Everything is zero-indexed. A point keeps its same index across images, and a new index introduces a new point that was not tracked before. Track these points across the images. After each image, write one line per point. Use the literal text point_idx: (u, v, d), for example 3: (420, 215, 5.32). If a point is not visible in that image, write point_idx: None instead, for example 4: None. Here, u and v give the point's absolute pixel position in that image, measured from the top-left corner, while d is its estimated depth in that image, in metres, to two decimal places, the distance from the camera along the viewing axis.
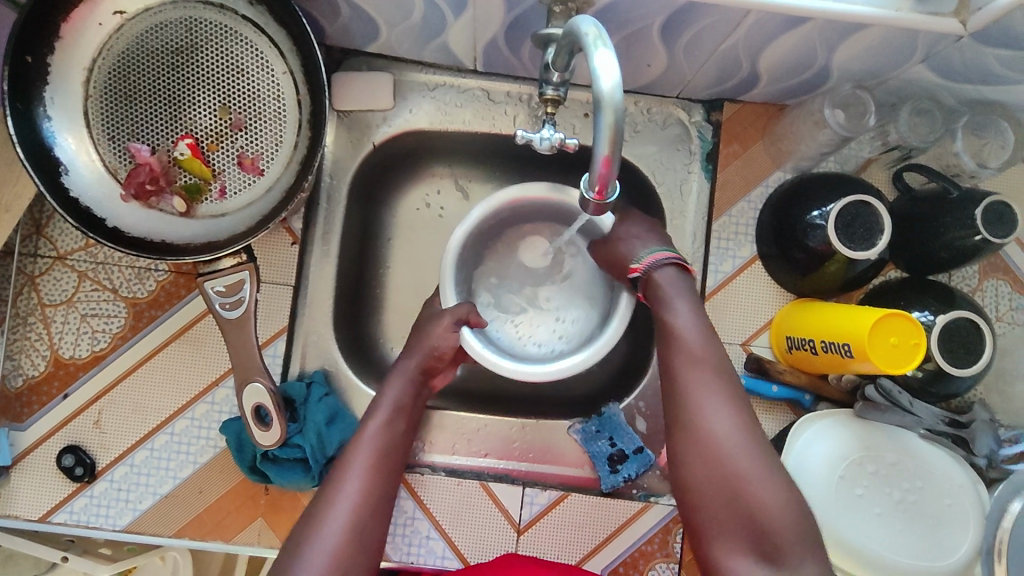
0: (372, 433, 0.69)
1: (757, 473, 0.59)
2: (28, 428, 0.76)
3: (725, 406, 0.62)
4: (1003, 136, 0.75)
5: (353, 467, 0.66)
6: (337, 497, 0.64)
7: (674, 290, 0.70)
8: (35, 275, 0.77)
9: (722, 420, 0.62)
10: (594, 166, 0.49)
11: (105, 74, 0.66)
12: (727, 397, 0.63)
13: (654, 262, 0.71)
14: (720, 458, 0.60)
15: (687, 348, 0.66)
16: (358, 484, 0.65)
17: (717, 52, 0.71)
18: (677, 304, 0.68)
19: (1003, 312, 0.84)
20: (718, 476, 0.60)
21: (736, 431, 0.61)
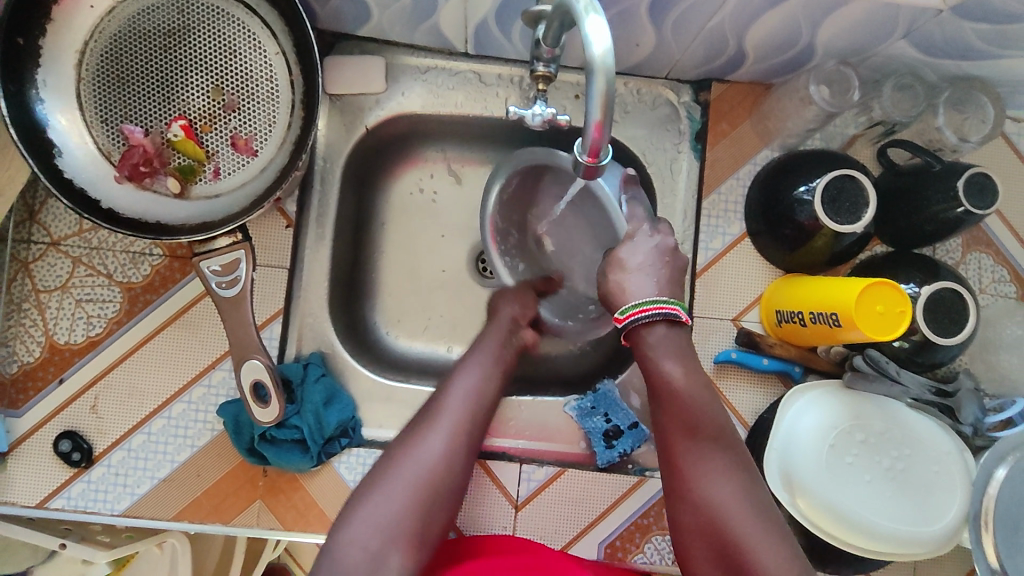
0: (464, 387, 0.70)
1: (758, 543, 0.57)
2: (25, 414, 0.76)
3: (719, 473, 0.61)
4: (983, 111, 0.78)
5: (446, 412, 0.67)
6: (428, 435, 0.65)
7: (661, 345, 0.67)
8: (29, 261, 0.78)
9: (720, 486, 0.61)
10: (588, 133, 0.50)
11: (97, 56, 0.66)
12: (724, 462, 0.62)
13: (640, 314, 0.68)
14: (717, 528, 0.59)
15: (679, 412, 0.65)
16: (447, 428, 0.65)
17: (704, 30, 0.73)
18: (665, 362, 0.67)
19: (986, 284, 0.86)
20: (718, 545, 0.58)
21: (733, 499, 0.60)
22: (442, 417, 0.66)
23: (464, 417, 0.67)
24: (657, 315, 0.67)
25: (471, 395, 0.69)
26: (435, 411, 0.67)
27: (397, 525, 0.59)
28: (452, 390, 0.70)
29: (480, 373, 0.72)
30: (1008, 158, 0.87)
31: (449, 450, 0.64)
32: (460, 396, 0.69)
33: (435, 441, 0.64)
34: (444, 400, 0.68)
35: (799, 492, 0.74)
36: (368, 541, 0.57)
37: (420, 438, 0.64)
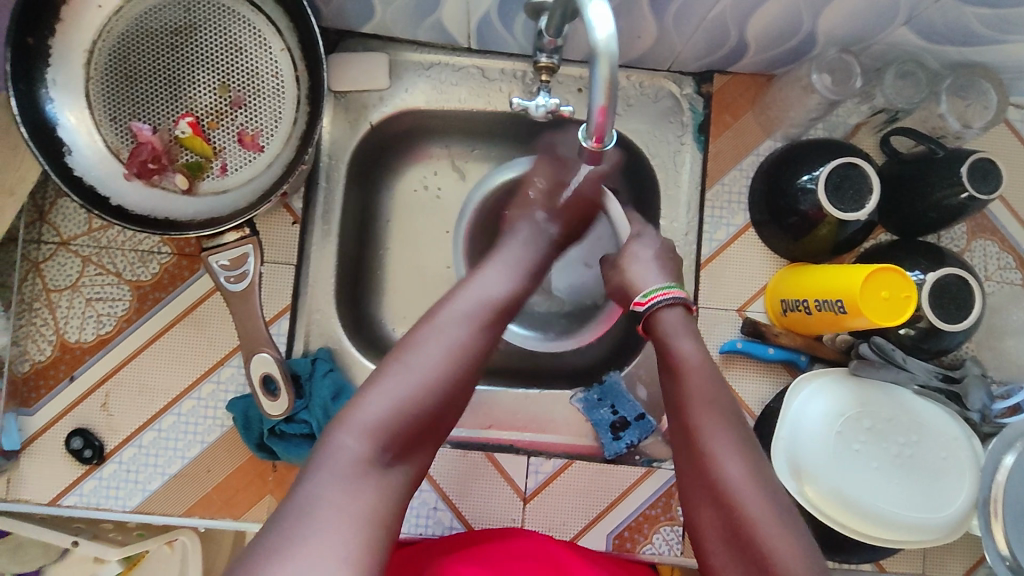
0: (457, 326, 0.61)
1: (770, 522, 0.56)
2: (37, 413, 0.77)
3: (740, 455, 0.60)
4: (987, 96, 0.79)
5: (435, 337, 0.60)
6: (414, 353, 0.59)
7: (677, 330, 0.67)
8: (39, 261, 0.78)
9: (734, 462, 0.60)
10: (592, 117, 0.49)
11: (106, 55, 0.67)
12: (737, 439, 0.61)
13: (661, 303, 0.69)
14: (729, 505, 0.58)
15: (694, 387, 0.64)
16: (435, 358, 0.59)
17: (706, 20, 0.73)
18: (681, 343, 0.66)
19: (992, 272, 0.86)
20: (729, 522, 0.57)
21: (747, 477, 0.59)
22: (429, 342, 0.60)
23: (452, 363, 0.59)
24: (678, 301, 0.69)
25: (462, 337, 0.61)
26: (424, 331, 0.61)
27: (392, 437, 0.56)
28: (465, 295, 0.64)
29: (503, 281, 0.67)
30: (1011, 145, 0.87)
31: (433, 381, 0.58)
32: (450, 334, 0.61)
33: (430, 356, 0.59)
34: (433, 322, 0.62)
35: (807, 480, 0.74)
36: (359, 448, 0.54)
37: (407, 354, 0.59)
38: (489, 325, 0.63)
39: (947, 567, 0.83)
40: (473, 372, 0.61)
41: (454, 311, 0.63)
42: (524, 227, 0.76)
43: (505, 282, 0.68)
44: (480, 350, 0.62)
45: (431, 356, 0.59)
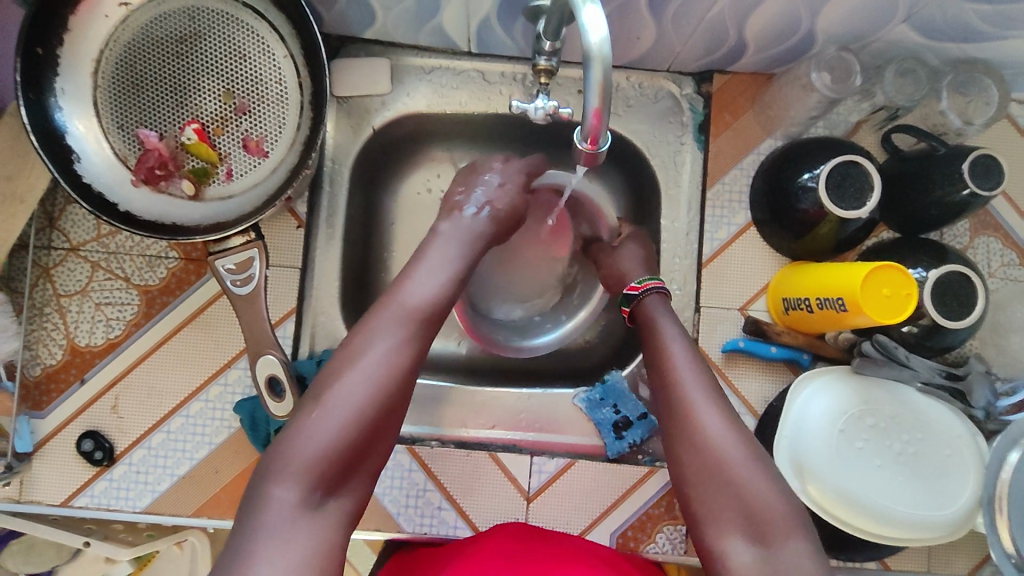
0: (380, 351, 0.61)
1: (749, 465, 0.61)
2: (48, 416, 0.79)
3: (717, 405, 0.64)
4: (987, 93, 0.78)
5: (357, 365, 0.60)
6: (334, 390, 0.58)
7: (661, 312, 0.74)
8: (49, 266, 0.80)
9: (716, 413, 0.64)
10: (586, 118, 0.50)
11: (113, 64, 0.68)
12: (717, 397, 0.65)
13: (647, 289, 0.76)
14: (711, 450, 0.62)
15: (678, 353, 0.69)
16: (365, 378, 0.59)
17: (704, 21, 0.73)
18: (664, 321, 0.73)
19: (995, 268, 0.86)
20: (712, 464, 0.61)
21: (728, 426, 0.63)
22: (349, 376, 0.59)
23: (377, 388, 0.59)
24: (660, 289, 0.76)
25: (386, 360, 0.61)
26: (341, 367, 0.60)
27: (325, 474, 0.55)
28: (392, 303, 0.65)
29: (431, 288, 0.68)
30: (1014, 141, 0.87)
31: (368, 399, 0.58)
32: (373, 360, 0.60)
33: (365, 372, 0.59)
34: (352, 353, 0.61)
35: (810, 479, 0.75)
36: (290, 494, 0.53)
37: (325, 394, 0.58)
38: (419, 342, 0.64)
39: (951, 565, 0.83)
40: (403, 392, 0.61)
41: (382, 322, 0.63)
42: (445, 246, 0.72)
43: (431, 288, 0.68)
44: (410, 368, 0.62)
45: (354, 384, 0.59)
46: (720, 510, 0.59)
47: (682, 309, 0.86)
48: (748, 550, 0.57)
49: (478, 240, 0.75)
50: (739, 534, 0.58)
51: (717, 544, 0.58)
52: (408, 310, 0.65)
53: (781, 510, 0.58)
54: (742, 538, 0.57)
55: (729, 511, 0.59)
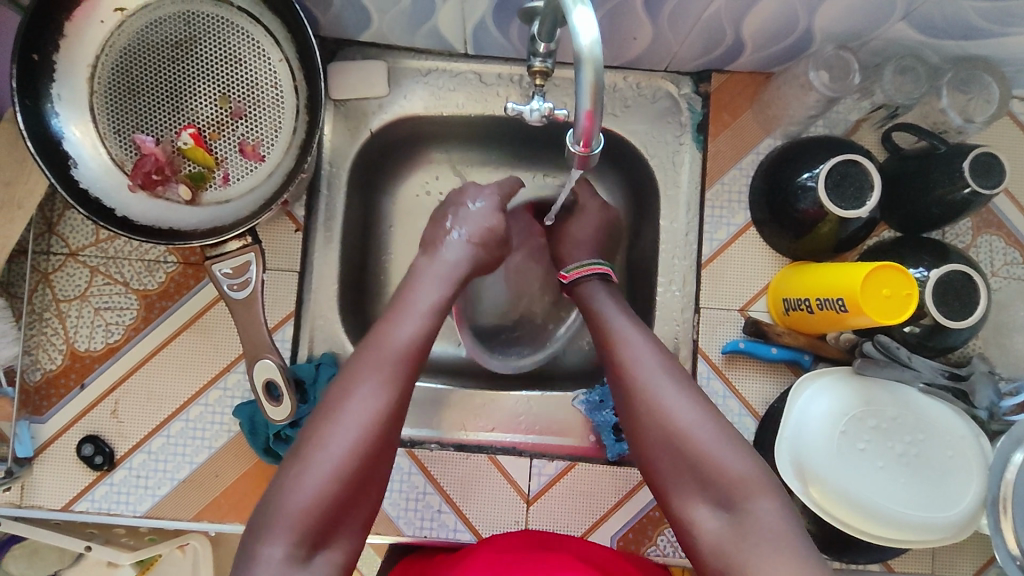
0: (364, 403, 0.60)
1: (701, 428, 0.62)
2: (48, 421, 0.79)
3: (665, 375, 0.66)
4: (988, 90, 0.78)
5: (340, 424, 0.59)
6: (317, 452, 0.58)
7: (598, 293, 0.76)
8: (49, 272, 0.80)
9: (661, 382, 0.66)
10: (578, 121, 0.50)
11: (109, 70, 0.69)
12: (665, 366, 0.67)
13: (585, 274, 0.78)
14: (662, 420, 0.63)
15: (618, 330, 0.71)
16: (350, 430, 0.59)
17: (701, 20, 0.73)
18: (603, 302, 0.75)
19: (998, 267, 0.85)
20: (665, 434, 0.63)
21: (676, 395, 0.65)
22: (331, 431, 0.58)
23: (363, 441, 0.59)
24: (603, 272, 0.78)
25: (370, 412, 0.60)
26: (325, 426, 0.59)
27: (311, 530, 0.55)
28: (377, 347, 0.64)
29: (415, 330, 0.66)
30: (1016, 139, 0.86)
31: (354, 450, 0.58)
32: (355, 416, 0.59)
33: (349, 422, 0.59)
34: (334, 407, 0.60)
35: (812, 481, 0.74)
36: (277, 551, 0.54)
37: (309, 457, 0.57)
38: (403, 382, 0.62)
39: (956, 567, 0.82)
40: (389, 441, 0.60)
41: (367, 369, 0.62)
42: (429, 290, 0.71)
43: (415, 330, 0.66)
44: (395, 411, 0.61)
45: (336, 446, 0.58)
46: (681, 477, 0.62)
47: (682, 310, 0.85)
48: (714, 516, 0.59)
49: (459, 274, 0.74)
50: (704, 501, 0.60)
51: (685, 513, 0.61)
52: (392, 353, 0.64)
53: (741, 468, 0.60)
54: (707, 505, 0.60)
55: (689, 480, 0.61)
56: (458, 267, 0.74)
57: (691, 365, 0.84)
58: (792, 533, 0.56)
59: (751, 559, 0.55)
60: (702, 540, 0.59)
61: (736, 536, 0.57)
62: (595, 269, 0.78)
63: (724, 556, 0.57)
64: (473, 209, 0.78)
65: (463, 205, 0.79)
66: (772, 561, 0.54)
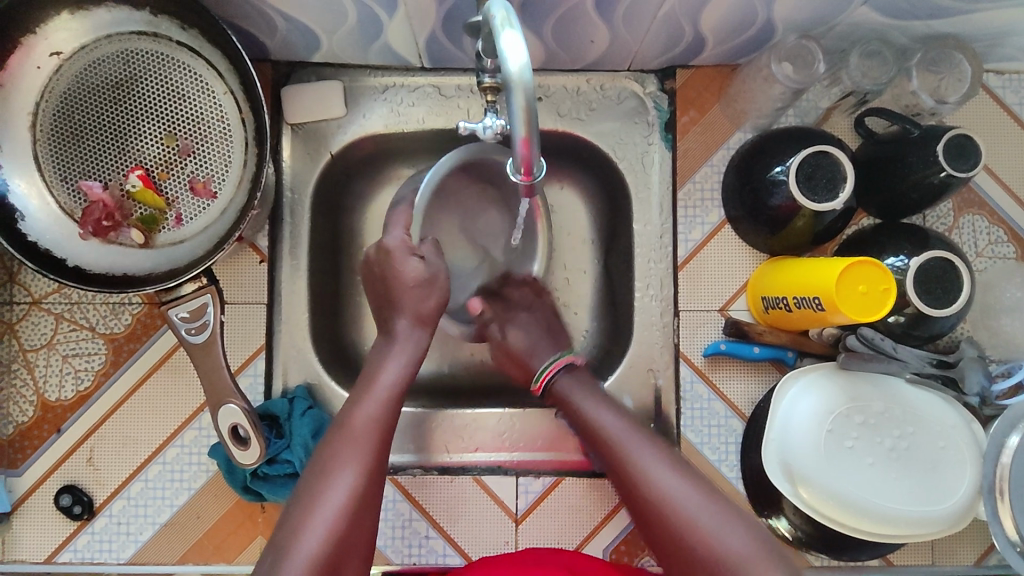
0: (339, 489, 0.58)
1: (706, 512, 0.59)
2: (24, 473, 0.78)
3: (653, 452, 0.64)
4: (959, 69, 0.75)
5: (315, 514, 0.57)
6: (294, 546, 0.55)
7: (576, 387, 0.73)
8: (13, 322, 0.78)
9: (658, 466, 0.63)
10: (516, 148, 0.49)
11: (50, 116, 0.67)
12: (653, 446, 0.65)
13: (552, 374, 0.75)
14: (665, 507, 0.60)
15: (608, 423, 0.68)
16: (333, 512, 0.57)
17: (657, 18, 0.70)
18: (585, 394, 0.72)
19: (983, 248, 0.83)
20: (662, 515, 0.60)
21: (665, 471, 0.62)
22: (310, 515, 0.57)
23: (339, 527, 0.56)
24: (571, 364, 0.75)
25: (344, 501, 0.58)
26: (300, 517, 0.57)
27: None
28: (350, 424, 0.63)
29: (381, 404, 0.65)
30: (994, 114, 0.84)
31: (338, 531, 0.56)
32: (330, 504, 0.57)
33: (330, 503, 0.57)
34: (311, 496, 0.58)
35: (799, 481, 0.72)
36: None
37: (288, 548, 0.54)
38: (378, 459, 0.62)
39: (956, 556, 0.81)
40: (368, 519, 0.59)
41: (340, 449, 0.61)
42: (394, 365, 0.69)
43: (379, 406, 0.65)
44: (373, 489, 0.60)
45: (313, 535, 0.55)
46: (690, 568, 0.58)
47: (662, 314, 0.84)
48: None
49: (417, 355, 0.71)
50: None
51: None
52: (361, 436, 0.62)
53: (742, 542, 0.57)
54: None
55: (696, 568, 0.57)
56: (417, 340, 0.72)
57: (674, 371, 0.83)
58: None
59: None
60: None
61: None
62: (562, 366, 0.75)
63: None
64: (399, 270, 0.73)
65: None
66: None
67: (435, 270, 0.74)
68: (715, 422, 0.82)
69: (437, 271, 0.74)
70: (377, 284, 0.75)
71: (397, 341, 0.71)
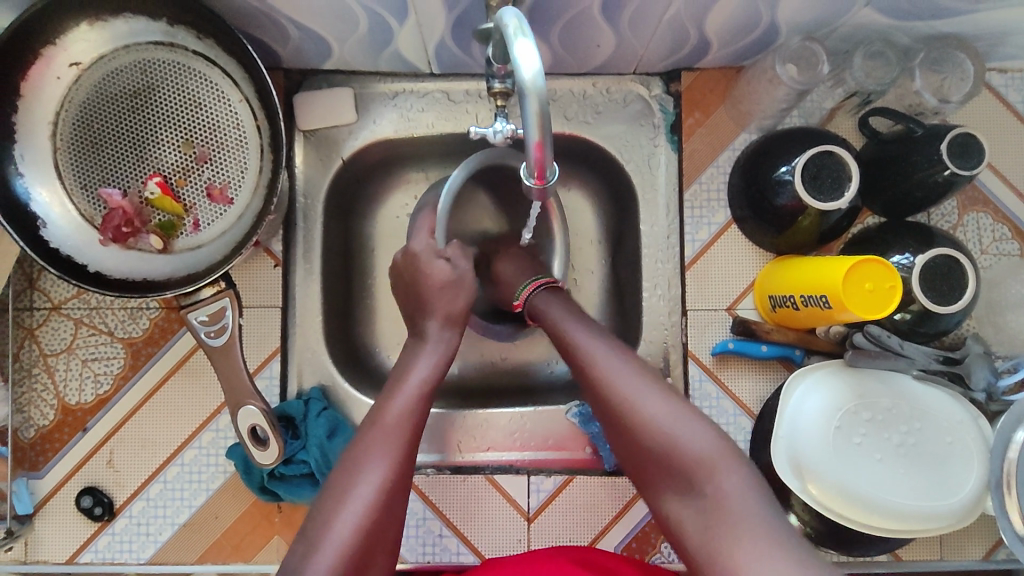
0: (367, 483, 0.59)
1: (664, 415, 0.60)
2: (45, 475, 0.79)
3: (617, 357, 0.66)
4: (961, 68, 0.76)
5: (344, 508, 0.58)
6: (324, 539, 0.56)
7: (549, 300, 0.75)
8: (34, 327, 0.80)
9: (621, 369, 0.64)
10: (529, 151, 0.50)
11: (70, 125, 0.69)
12: (616, 349, 0.67)
13: (530, 292, 0.77)
14: (626, 410, 0.62)
15: (574, 329, 0.69)
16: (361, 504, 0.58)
17: (663, 22, 0.72)
18: (562, 310, 0.73)
19: (987, 245, 0.84)
20: (625, 418, 0.62)
21: (627, 375, 0.64)
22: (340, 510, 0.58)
23: (365, 523, 0.57)
24: (546, 284, 0.77)
25: (373, 496, 0.59)
26: (329, 512, 0.58)
27: None
28: (380, 418, 0.64)
29: (409, 399, 0.66)
30: (997, 113, 0.85)
31: (365, 524, 0.57)
32: (358, 498, 0.58)
33: (358, 496, 0.58)
34: (341, 490, 0.59)
35: (810, 478, 0.73)
36: None
37: (317, 543, 0.56)
38: (407, 453, 0.63)
39: (965, 551, 0.82)
40: (395, 511, 0.60)
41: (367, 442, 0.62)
42: (423, 365, 0.70)
43: (408, 401, 0.66)
44: (402, 483, 0.61)
45: (343, 527, 0.57)
46: (650, 467, 0.60)
47: (669, 313, 0.85)
48: (685, 504, 0.58)
49: (446, 357, 0.72)
50: (676, 491, 0.59)
51: (662, 505, 0.60)
52: (391, 432, 0.63)
53: (699, 443, 0.59)
54: (678, 488, 0.59)
55: (657, 468, 0.60)
56: (447, 341, 0.73)
57: (682, 369, 0.84)
58: (760, 509, 0.55)
59: (726, 546, 0.53)
60: (677, 527, 0.58)
61: (705, 524, 0.56)
62: (540, 283, 0.77)
63: (700, 548, 0.55)
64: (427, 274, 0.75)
65: (410, 280, 0.76)
66: (744, 545, 0.53)
67: (462, 272, 0.76)
68: (724, 420, 0.83)
69: (463, 273, 0.76)
70: (401, 294, 0.78)
71: (428, 342, 0.72)
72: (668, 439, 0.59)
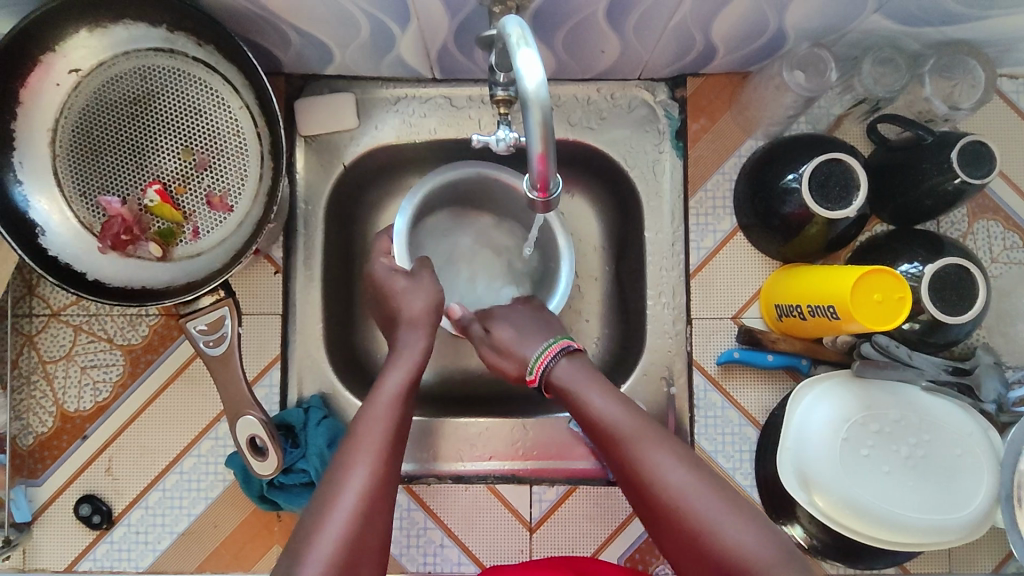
0: (350, 490, 0.59)
1: (726, 523, 0.56)
2: (43, 483, 0.79)
3: (670, 456, 0.61)
4: (973, 74, 0.75)
5: (328, 516, 0.57)
6: (309, 548, 0.55)
7: (576, 377, 0.69)
8: (32, 334, 0.79)
9: (677, 471, 0.60)
10: (532, 164, 0.50)
11: (69, 132, 0.68)
12: (668, 445, 0.62)
13: (547, 362, 0.71)
14: (685, 517, 0.58)
15: (618, 420, 0.64)
16: (345, 514, 0.57)
17: (669, 28, 0.71)
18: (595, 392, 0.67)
19: (998, 253, 0.83)
20: (682, 525, 0.58)
21: (685, 478, 0.59)
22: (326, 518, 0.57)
23: (351, 532, 0.57)
24: (567, 349, 0.72)
25: (357, 502, 0.58)
26: (314, 521, 0.57)
27: None
28: (360, 427, 0.64)
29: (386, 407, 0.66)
30: (1007, 120, 0.83)
31: (351, 533, 0.57)
32: (341, 506, 0.58)
33: (342, 505, 0.58)
34: (325, 499, 0.59)
35: (816, 490, 0.72)
36: None
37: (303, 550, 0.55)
38: (388, 460, 0.62)
39: (974, 564, 0.80)
40: (381, 518, 0.59)
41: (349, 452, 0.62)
42: (396, 373, 0.69)
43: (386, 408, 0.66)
44: (386, 489, 0.61)
45: (329, 536, 0.56)
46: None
47: (674, 322, 0.84)
48: None
49: (417, 363, 0.71)
50: None
51: None
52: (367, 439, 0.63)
53: (764, 554, 0.55)
54: None
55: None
56: (416, 347, 0.72)
57: (687, 379, 0.83)
58: None
59: None
60: None
61: None
62: (558, 350, 0.71)
63: None
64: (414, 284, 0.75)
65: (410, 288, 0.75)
66: None
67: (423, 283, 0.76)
68: (729, 430, 0.82)
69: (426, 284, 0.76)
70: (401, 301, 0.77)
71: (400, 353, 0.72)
72: (731, 550, 0.55)
